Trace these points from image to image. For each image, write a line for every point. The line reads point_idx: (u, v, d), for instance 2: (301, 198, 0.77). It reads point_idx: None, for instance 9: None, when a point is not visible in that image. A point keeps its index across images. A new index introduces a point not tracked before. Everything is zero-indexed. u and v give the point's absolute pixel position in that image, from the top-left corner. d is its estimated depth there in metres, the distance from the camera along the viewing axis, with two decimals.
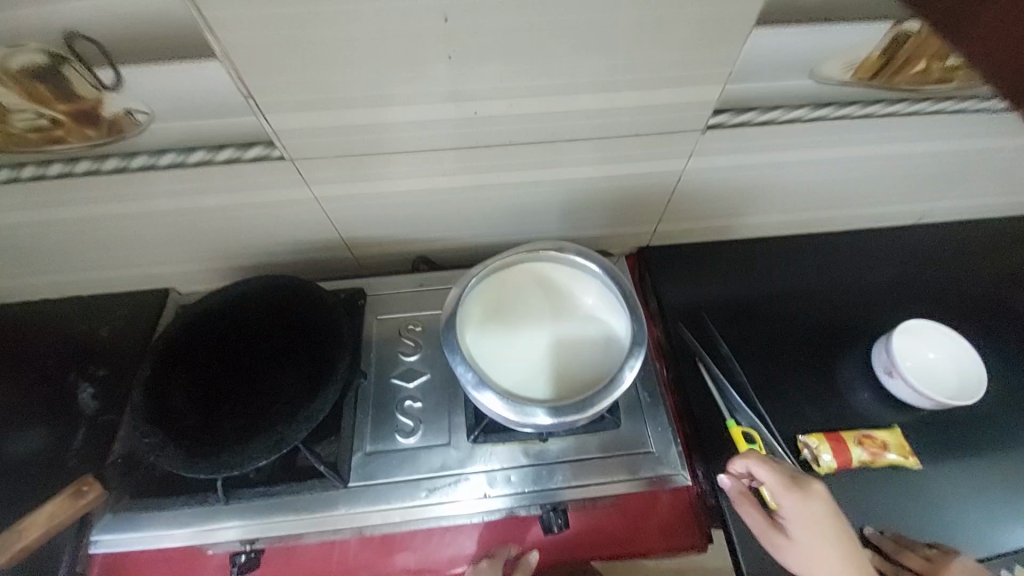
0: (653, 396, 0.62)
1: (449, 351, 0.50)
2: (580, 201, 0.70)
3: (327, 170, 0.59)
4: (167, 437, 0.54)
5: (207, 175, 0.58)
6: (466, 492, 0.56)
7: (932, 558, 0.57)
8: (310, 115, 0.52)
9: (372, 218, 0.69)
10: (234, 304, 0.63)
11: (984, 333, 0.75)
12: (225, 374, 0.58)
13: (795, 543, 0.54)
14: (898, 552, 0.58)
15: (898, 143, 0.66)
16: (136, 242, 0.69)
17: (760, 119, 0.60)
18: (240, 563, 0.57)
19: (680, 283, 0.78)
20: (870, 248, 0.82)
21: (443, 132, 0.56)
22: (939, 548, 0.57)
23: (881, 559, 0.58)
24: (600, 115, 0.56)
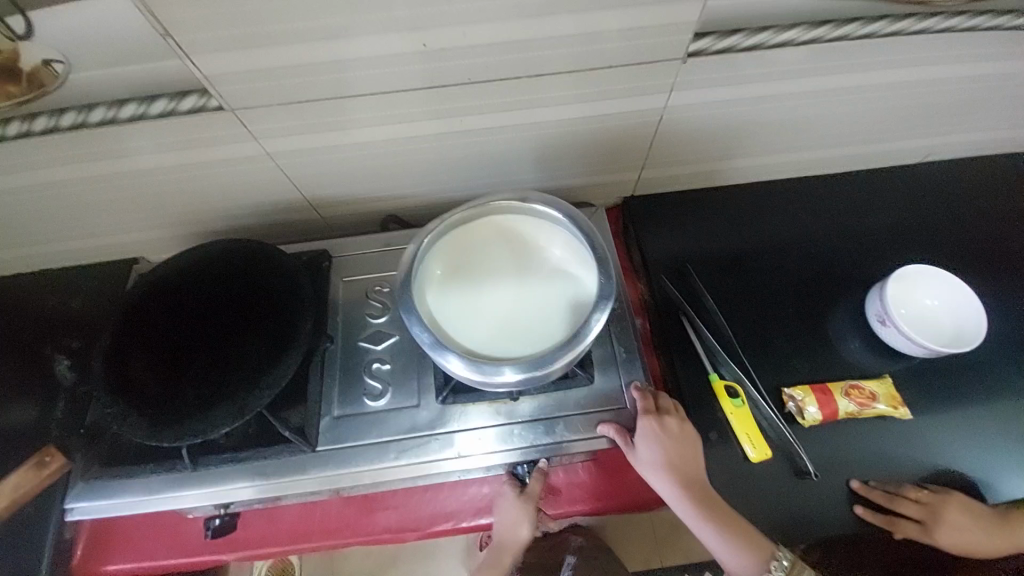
0: (630, 351, 0.59)
1: (405, 311, 0.47)
2: (556, 149, 0.66)
3: (273, 121, 0.55)
4: (130, 405, 0.53)
5: (144, 131, 0.54)
6: (436, 453, 0.54)
7: (924, 501, 0.57)
8: (242, 55, 0.47)
9: (333, 174, 0.64)
10: (192, 270, 0.61)
11: (991, 276, 0.70)
12: (184, 343, 0.56)
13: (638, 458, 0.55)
14: (894, 503, 0.57)
15: (905, 67, 0.59)
16: (90, 210, 0.66)
17: (747, 43, 0.53)
18: (215, 527, 0.58)
19: (665, 235, 0.74)
20: (869, 191, 0.77)
21: (396, 71, 0.51)
22: (929, 490, 0.58)
23: (874, 512, 0.58)
24: (567, 45, 0.50)
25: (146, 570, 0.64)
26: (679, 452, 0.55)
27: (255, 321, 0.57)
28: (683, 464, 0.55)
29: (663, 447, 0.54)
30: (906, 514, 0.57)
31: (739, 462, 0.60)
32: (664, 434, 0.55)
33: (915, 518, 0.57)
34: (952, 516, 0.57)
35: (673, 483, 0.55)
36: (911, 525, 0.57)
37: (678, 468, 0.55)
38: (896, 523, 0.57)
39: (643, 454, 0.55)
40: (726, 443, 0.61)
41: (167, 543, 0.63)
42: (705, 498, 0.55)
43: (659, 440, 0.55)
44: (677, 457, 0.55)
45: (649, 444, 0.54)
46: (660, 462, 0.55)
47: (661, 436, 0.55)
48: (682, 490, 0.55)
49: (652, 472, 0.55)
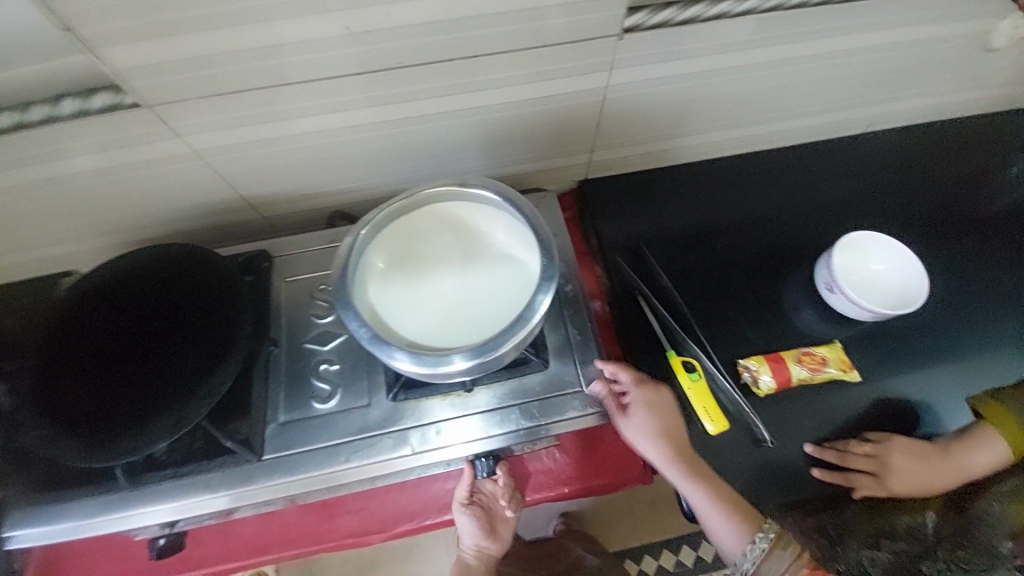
0: (583, 334, 0.59)
1: (342, 306, 0.46)
2: (501, 134, 0.64)
3: (195, 115, 0.52)
4: (59, 427, 0.49)
5: (55, 134, 0.50)
6: (389, 451, 0.53)
7: (872, 453, 0.58)
8: (151, 44, 0.44)
9: (269, 170, 0.62)
10: (120, 280, 0.57)
11: (935, 239, 0.72)
12: (116, 356, 0.53)
13: (629, 422, 0.57)
14: (845, 461, 0.58)
15: (840, 38, 0.60)
16: (7, 224, 0.61)
17: (681, 18, 0.53)
18: (161, 547, 0.55)
19: (618, 216, 0.74)
20: (815, 163, 0.78)
21: (322, 56, 0.48)
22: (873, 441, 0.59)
23: (827, 471, 0.59)
24: (499, 23, 0.49)
25: None
26: (667, 418, 0.58)
27: (191, 327, 0.54)
28: (673, 430, 0.58)
29: (655, 412, 0.58)
30: (858, 468, 0.58)
31: (698, 438, 0.61)
32: (654, 400, 0.58)
33: (868, 471, 0.58)
34: (903, 462, 0.58)
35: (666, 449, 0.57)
36: (867, 478, 0.58)
37: (669, 433, 0.57)
38: (852, 479, 0.58)
39: (633, 419, 0.57)
40: (685, 421, 0.61)
41: (116, 569, 0.60)
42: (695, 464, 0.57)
43: (647, 407, 0.57)
44: (668, 422, 0.58)
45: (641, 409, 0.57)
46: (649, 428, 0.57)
47: (650, 404, 0.58)
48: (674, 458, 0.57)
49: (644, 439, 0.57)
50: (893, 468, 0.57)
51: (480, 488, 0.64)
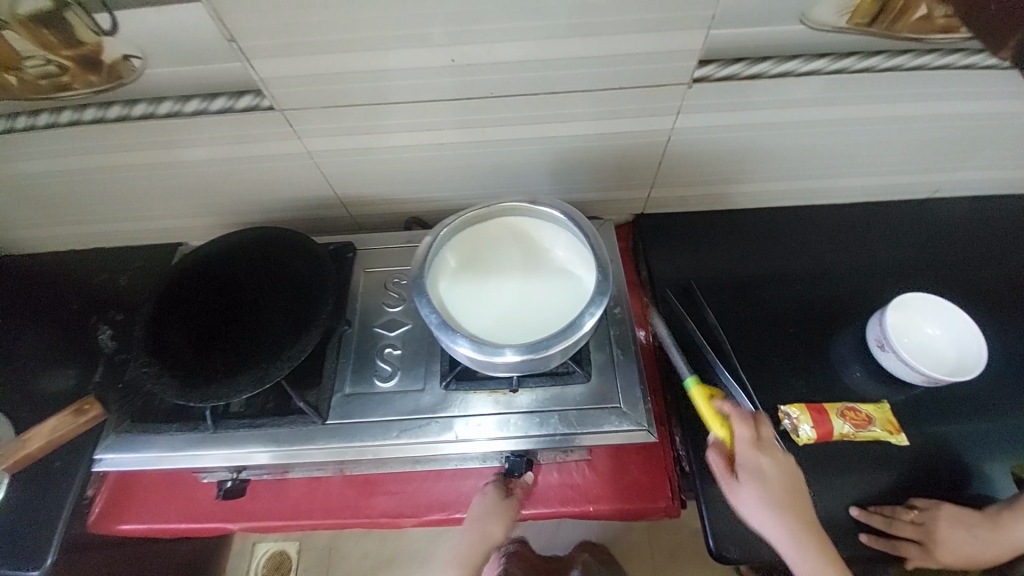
0: (626, 355, 0.62)
1: (417, 294, 0.52)
2: (570, 163, 0.70)
3: (315, 122, 0.61)
4: (163, 368, 0.57)
5: (203, 125, 0.61)
6: (435, 435, 0.58)
7: (919, 521, 0.58)
8: (296, 60, 0.54)
9: (364, 175, 0.71)
10: (228, 254, 0.67)
11: (996, 312, 0.71)
12: (221, 317, 0.62)
13: (742, 488, 0.55)
14: (892, 527, 0.57)
15: (905, 104, 0.62)
16: (145, 196, 0.73)
17: (748, 72, 0.58)
18: (226, 489, 0.62)
19: (671, 252, 0.78)
20: (874, 223, 0.79)
21: (427, 82, 0.57)
22: (920, 508, 0.59)
23: (877, 538, 0.58)
24: (582, 65, 0.56)
25: (156, 533, 0.67)
26: (782, 485, 0.54)
27: (285, 300, 0.62)
28: (785, 499, 0.54)
29: (767, 482, 0.54)
30: (905, 536, 0.57)
31: None
32: (769, 468, 0.54)
33: (915, 540, 0.57)
34: (947, 530, 0.58)
35: (781, 522, 0.53)
36: (912, 546, 0.57)
37: (781, 504, 0.54)
38: (899, 547, 0.57)
39: (745, 484, 0.55)
40: None
41: (180, 508, 0.67)
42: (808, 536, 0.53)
43: (764, 473, 0.54)
44: (778, 491, 0.54)
45: (754, 475, 0.54)
46: (764, 498, 0.54)
47: (767, 469, 0.54)
48: (789, 528, 0.53)
49: (755, 509, 0.54)
50: (940, 539, 0.57)
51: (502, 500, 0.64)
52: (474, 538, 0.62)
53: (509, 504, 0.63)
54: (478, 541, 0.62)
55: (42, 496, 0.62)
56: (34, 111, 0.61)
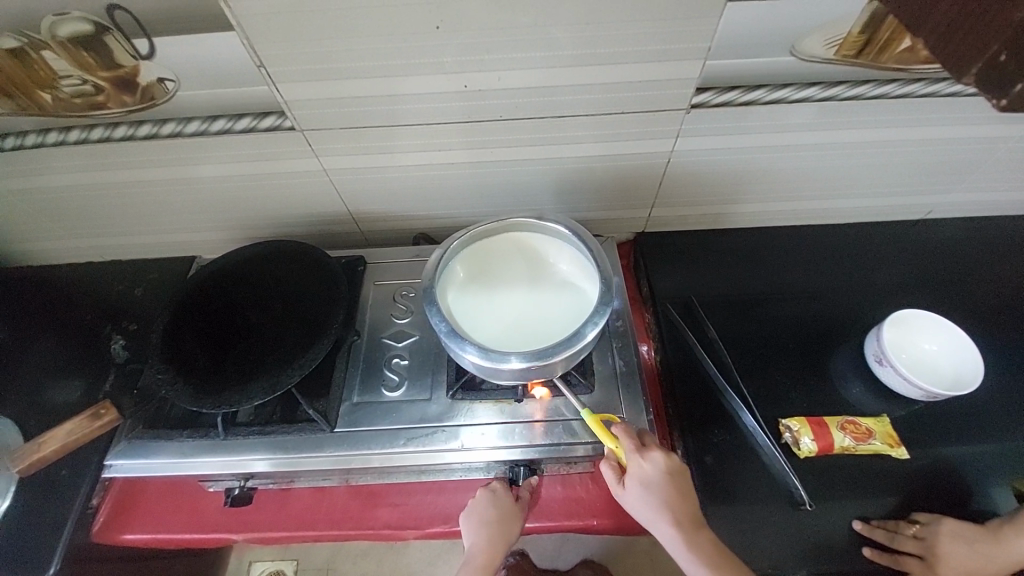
0: (629, 367, 0.63)
1: (427, 303, 0.54)
2: (573, 183, 0.73)
3: (333, 142, 0.65)
4: (178, 374, 0.59)
5: (228, 143, 0.64)
6: (441, 443, 0.59)
7: (921, 536, 0.58)
8: (317, 84, 0.57)
9: (375, 192, 0.74)
10: (244, 265, 0.69)
11: (989, 330, 0.72)
12: (234, 326, 0.64)
13: (633, 496, 0.54)
14: (895, 542, 0.58)
15: (892, 129, 0.66)
16: (166, 210, 0.76)
17: (742, 99, 0.61)
18: (234, 496, 0.63)
19: (672, 270, 0.80)
20: (867, 243, 0.82)
21: (439, 106, 0.60)
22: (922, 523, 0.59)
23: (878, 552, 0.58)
24: (586, 92, 0.59)
25: (157, 543, 0.66)
26: (672, 489, 0.53)
27: (297, 310, 0.64)
28: (671, 505, 0.52)
29: (651, 492, 0.52)
30: (907, 551, 0.57)
31: (733, 486, 0.61)
32: (650, 474, 0.53)
33: (918, 555, 0.57)
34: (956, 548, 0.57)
35: (665, 525, 0.52)
36: (915, 561, 0.57)
37: (665, 510, 0.52)
38: (902, 562, 0.57)
39: (634, 491, 0.54)
40: (723, 469, 0.62)
41: (183, 518, 0.67)
42: (697, 537, 0.52)
43: (651, 479, 0.53)
44: (663, 499, 0.52)
45: (641, 484, 0.53)
46: (653, 503, 0.52)
47: (654, 476, 0.53)
48: (677, 533, 0.52)
49: (642, 516, 0.54)
50: (944, 555, 0.57)
51: (503, 507, 0.64)
52: (492, 542, 0.62)
53: (514, 510, 0.64)
54: (498, 544, 0.62)
55: (44, 506, 0.61)
56: (65, 128, 0.64)
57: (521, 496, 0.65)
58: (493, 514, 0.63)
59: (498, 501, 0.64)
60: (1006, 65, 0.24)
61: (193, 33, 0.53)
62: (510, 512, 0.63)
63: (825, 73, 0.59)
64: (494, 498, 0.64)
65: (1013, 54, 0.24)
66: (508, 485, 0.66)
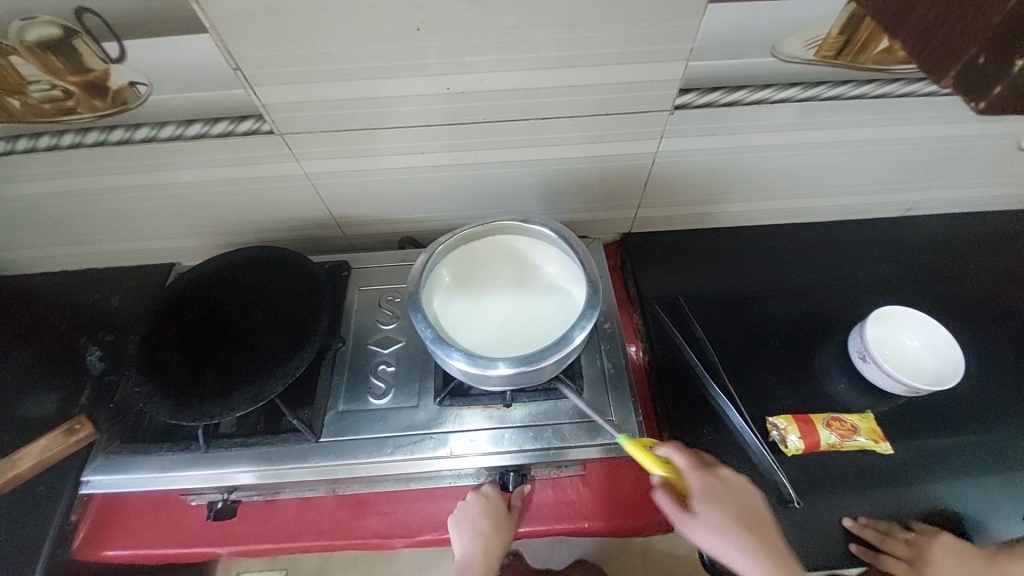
0: (617, 369, 0.63)
1: (412, 310, 0.53)
2: (559, 184, 0.73)
3: (314, 145, 0.63)
4: (156, 387, 0.57)
5: (206, 147, 0.63)
6: (430, 451, 0.58)
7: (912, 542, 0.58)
8: (295, 87, 0.56)
9: (359, 196, 0.72)
10: (224, 272, 0.68)
11: (969, 325, 0.74)
12: (215, 335, 0.62)
13: (700, 518, 0.50)
14: (884, 543, 0.57)
15: (873, 128, 0.66)
16: (142, 216, 0.74)
17: (725, 100, 0.61)
18: (217, 510, 0.61)
19: (659, 270, 0.80)
20: (850, 240, 0.83)
21: (422, 108, 0.59)
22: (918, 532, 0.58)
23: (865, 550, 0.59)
24: (569, 93, 0.59)
25: (139, 559, 0.65)
26: (739, 503, 0.51)
27: (280, 318, 0.63)
28: (746, 525, 0.50)
29: (719, 507, 0.50)
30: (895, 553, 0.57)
31: None
32: (717, 488, 0.51)
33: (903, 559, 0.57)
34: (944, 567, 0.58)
35: (741, 549, 0.48)
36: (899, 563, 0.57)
37: (739, 530, 0.50)
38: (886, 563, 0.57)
39: (700, 511, 0.51)
40: None
41: (165, 533, 0.65)
42: (777, 559, 0.48)
43: (716, 493, 0.51)
44: (736, 517, 0.50)
45: (705, 499, 0.51)
46: (723, 519, 0.50)
47: (719, 489, 0.51)
48: (755, 555, 0.48)
49: (713, 541, 0.49)
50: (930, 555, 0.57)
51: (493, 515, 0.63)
52: (482, 547, 0.63)
53: (505, 517, 0.64)
54: (488, 550, 0.63)
55: (18, 524, 0.59)
56: (36, 134, 0.62)
57: (514, 504, 0.65)
58: (484, 522, 0.63)
59: (488, 510, 0.63)
60: (985, 67, 0.24)
61: (165, 36, 0.52)
62: (500, 520, 0.63)
63: (806, 74, 0.60)
64: (486, 501, 0.64)
65: (993, 56, 0.24)
66: (500, 490, 0.64)
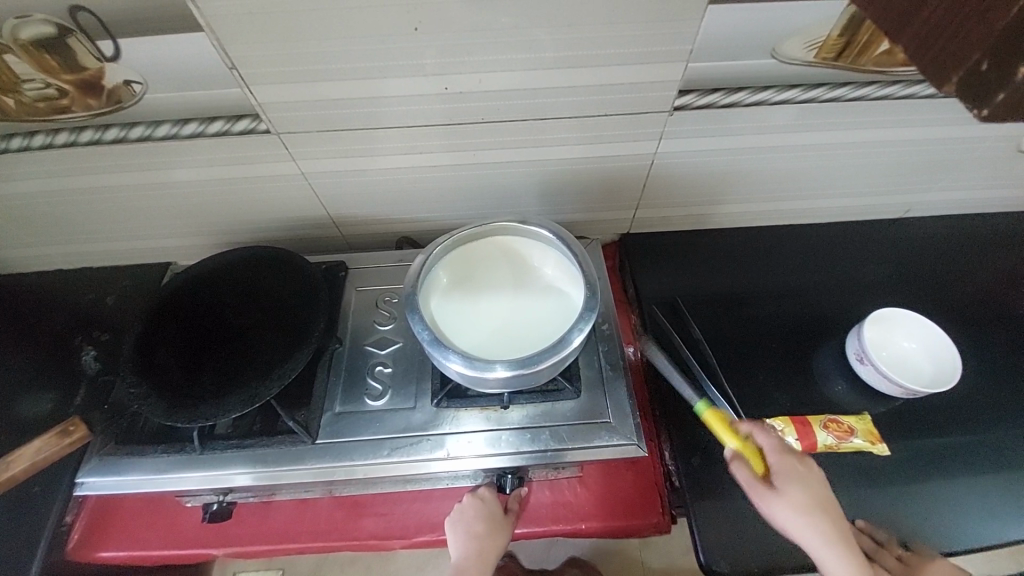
0: (615, 370, 0.63)
1: (410, 311, 0.53)
2: (557, 184, 0.73)
3: (310, 145, 0.63)
4: (151, 388, 0.57)
5: (201, 146, 0.62)
6: (426, 453, 0.58)
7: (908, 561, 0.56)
8: (291, 86, 0.56)
9: (356, 196, 0.72)
10: (220, 272, 0.67)
11: (966, 327, 0.74)
12: (212, 336, 0.62)
13: (783, 496, 0.50)
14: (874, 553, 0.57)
15: (872, 130, 0.66)
16: (138, 215, 0.73)
17: (724, 102, 0.61)
18: (212, 512, 0.61)
19: (658, 271, 0.80)
20: (848, 241, 0.83)
21: (420, 108, 0.59)
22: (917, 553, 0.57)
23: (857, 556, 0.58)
24: (568, 94, 0.58)
25: (135, 560, 0.65)
26: (817, 488, 0.52)
27: (277, 318, 0.62)
28: (823, 506, 0.51)
29: (802, 488, 0.51)
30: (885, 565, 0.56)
31: (719, 487, 0.61)
32: (800, 471, 0.52)
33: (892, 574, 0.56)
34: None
35: (819, 529, 0.49)
36: None
37: (819, 511, 0.50)
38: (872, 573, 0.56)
39: (782, 490, 0.51)
40: (709, 470, 0.63)
41: (161, 534, 0.65)
42: (846, 542, 0.50)
43: (800, 476, 0.52)
44: (816, 498, 0.51)
45: (788, 479, 0.51)
46: (805, 501, 0.50)
47: (801, 472, 0.52)
48: (831, 536, 0.50)
49: (791, 519, 0.50)
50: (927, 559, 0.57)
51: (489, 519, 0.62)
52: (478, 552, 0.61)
53: (501, 521, 0.63)
54: (484, 555, 0.61)
55: (12, 525, 0.58)
56: (29, 133, 0.61)
57: (511, 508, 0.65)
58: (478, 525, 0.62)
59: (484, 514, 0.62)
60: (987, 73, 0.24)
61: (160, 34, 0.51)
62: (496, 524, 0.62)
63: (805, 76, 0.59)
64: (482, 504, 0.63)
65: (994, 63, 0.23)
66: (496, 492, 0.64)
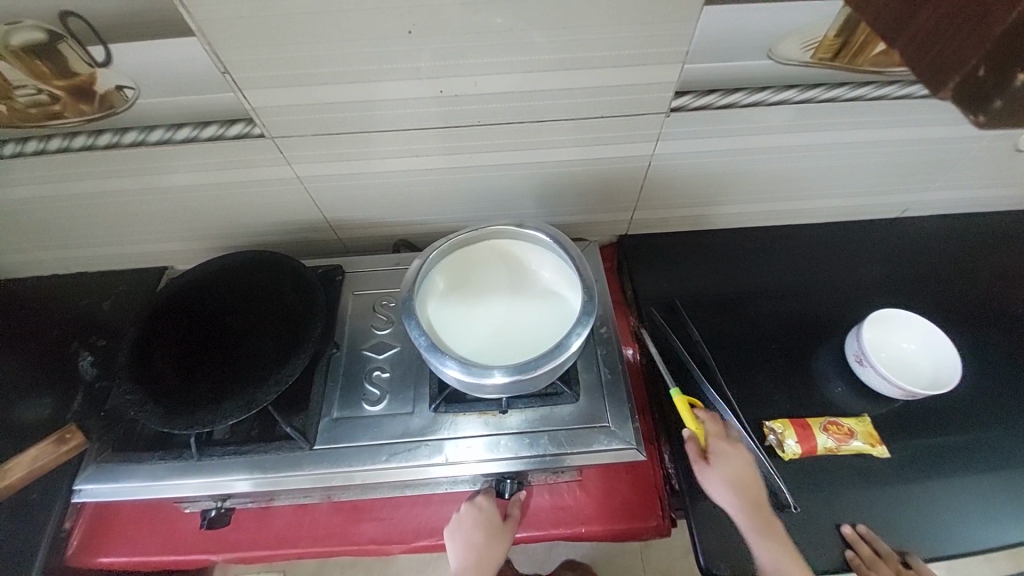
0: (614, 373, 0.63)
1: (406, 316, 0.53)
2: (555, 186, 0.72)
3: (306, 149, 0.63)
4: (147, 395, 0.56)
5: (196, 151, 0.62)
6: (425, 458, 0.58)
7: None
8: (285, 90, 0.55)
9: (352, 199, 0.72)
10: (216, 277, 0.67)
11: (966, 327, 0.73)
12: (208, 341, 0.62)
13: (715, 471, 0.58)
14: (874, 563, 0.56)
15: (870, 129, 0.66)
16: (133, 220, 0.73)
17: (721, 103, 0.60)
18: (210, 518, 0.61)
19: (656, 272, 0.79)
20: (847, 241, 0.82)
21: (415, 111, 0.59)
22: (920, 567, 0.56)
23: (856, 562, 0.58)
24: (564, 96, 0.58)
25: (134, 566, 0.64)
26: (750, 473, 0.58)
27: (274, 323, 0.62)
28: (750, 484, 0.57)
29: (733, 469, 0.58)
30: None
31: None
32: (736, 454, 0.59)
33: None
34: None
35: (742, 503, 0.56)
36: None
37: (745, 487, 0.57)
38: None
39: (716, 467, 0.58)
40: None
41: (159, 540, 0.65)
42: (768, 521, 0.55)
43: (735, 459, 0.59)
44: (744, 476, 0.58)
45: (723, 459, 0.58)
46: (733, 478, 0.57)
47: (738, 457, 0.59)
48: (753, 512, 0.56)
49: (720, 491, 0.57)
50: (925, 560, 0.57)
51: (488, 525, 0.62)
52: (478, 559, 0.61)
53: (501, 526, 0.63)
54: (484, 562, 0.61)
55: (10, 532, 0.58)
56: (22, 139, 0.61)
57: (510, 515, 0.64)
58: (478, 533, 0.61)
59: (483, 521, 0.62)
60: (985, 79, 0.23)
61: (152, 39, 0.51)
62: (496, 530, 0.62)
63: (802, 76, 0.59)
64: (481, 512, 0.62)
65: (992, 69, 0.23)
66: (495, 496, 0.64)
